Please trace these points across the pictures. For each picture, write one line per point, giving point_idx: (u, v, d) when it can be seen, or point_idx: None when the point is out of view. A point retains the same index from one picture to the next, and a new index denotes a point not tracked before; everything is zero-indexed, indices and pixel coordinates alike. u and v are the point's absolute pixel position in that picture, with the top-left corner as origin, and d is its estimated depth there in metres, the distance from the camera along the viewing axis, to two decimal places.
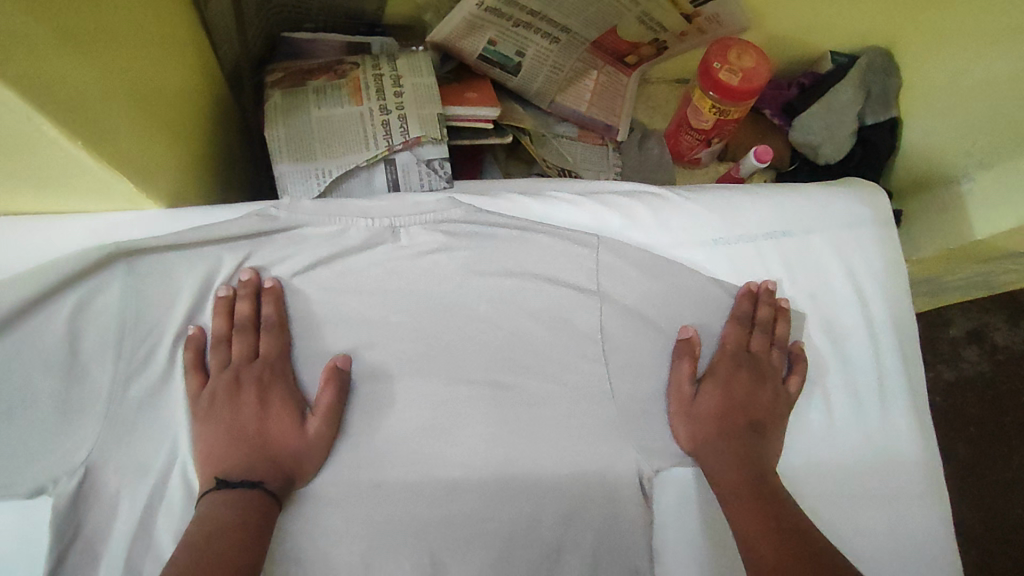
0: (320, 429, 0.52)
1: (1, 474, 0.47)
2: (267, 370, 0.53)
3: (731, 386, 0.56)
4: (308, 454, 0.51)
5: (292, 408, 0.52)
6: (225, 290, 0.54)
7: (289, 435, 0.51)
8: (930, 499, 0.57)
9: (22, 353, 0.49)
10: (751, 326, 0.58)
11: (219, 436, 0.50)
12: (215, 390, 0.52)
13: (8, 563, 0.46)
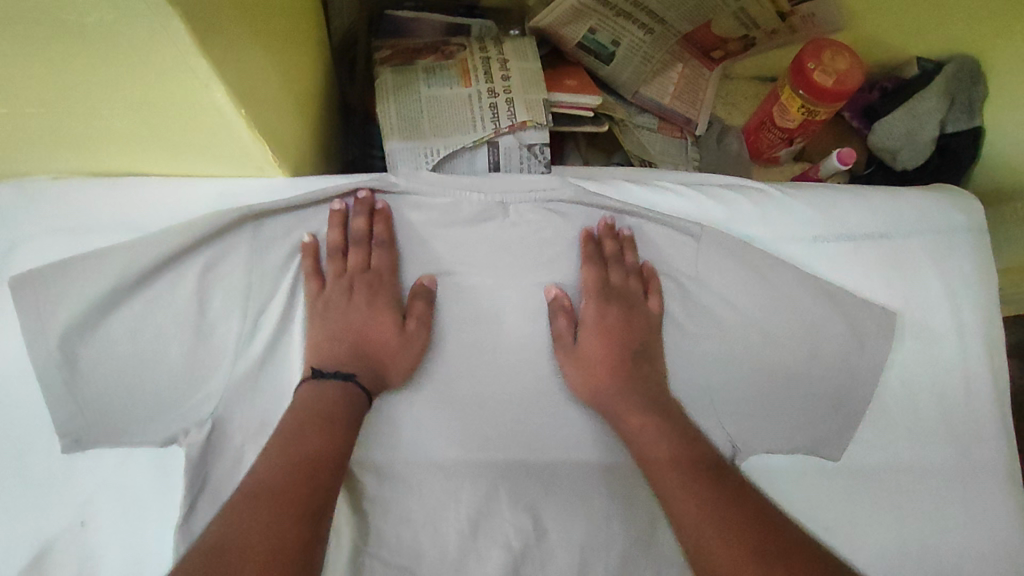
0: (414, 341, 0.54)
1: (139, 421, 0.51)
2: (379, 282, 0.55)
3: (609, 320, 0.56)
4: (402, 351, 0.54)
5: (389, 311, 0.54)
6: (342, 204, 0.56)
7: (387, 335, 0.54)
8: (1011, 504, 0.58)
9: (157, 307, 0.52)
10: (620, 268, 0.57)
11: (330, 328, 0.54)
12: (330, 286, 0.55)
13: (145, 504, 0.50)
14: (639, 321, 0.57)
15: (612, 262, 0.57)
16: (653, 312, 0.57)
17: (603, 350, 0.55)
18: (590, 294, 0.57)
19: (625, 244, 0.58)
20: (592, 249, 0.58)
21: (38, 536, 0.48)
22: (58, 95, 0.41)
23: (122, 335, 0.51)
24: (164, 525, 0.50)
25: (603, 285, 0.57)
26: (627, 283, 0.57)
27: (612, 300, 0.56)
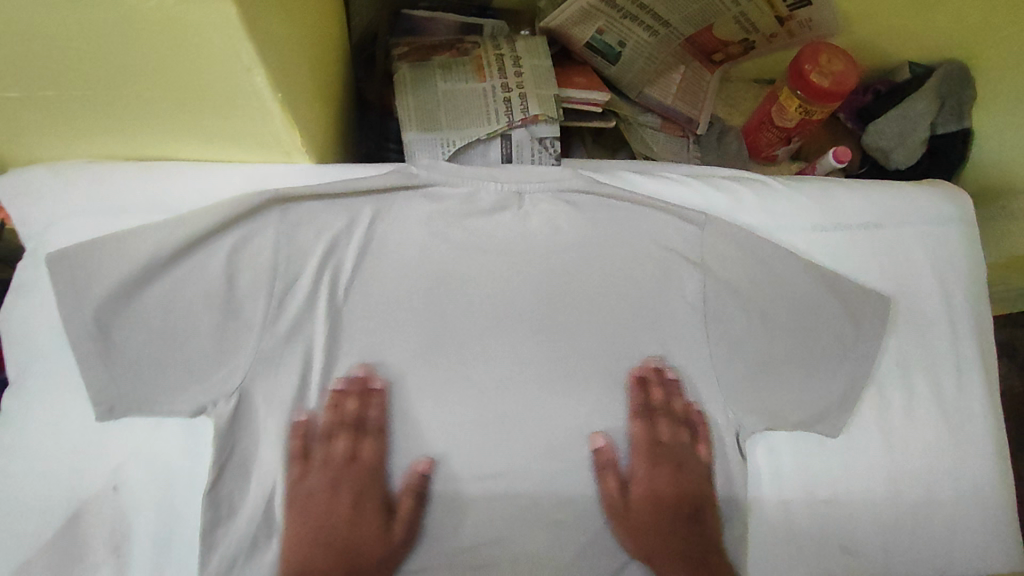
0: (400, 534, 0.54)
1: (169, 392, 0.53)
2: (365, 477, 0.55)
3: (656, 504, 0.57)
4: (385, 557, 0.54)
5: (382, 507, 0.55)
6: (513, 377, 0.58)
7: (372, 540, 0.54)
8: (1000, 480, 0.61)
9: (188, 285, 0.55)
10: (670, 419, 0.59)
11: (320, 525, 0.53)
12: (330, 510, 0.54)
13: (176, 470, 0.52)
14: (672, 483, 0.58)
15: (660, 413, 0.59)
16: (704, 459, 0.59)
17: (650, 517, 0.57)
18: (640, 453, 0.59)
19: (670, 389, 0.59)
20: (638, 423, 0.59)
21: (74, 498, 0.51)
22: (108, 77, 0.44)
23: (154, 309, 0.54)
24: (193, 492, 0.52)
25: (654, 441, 0.59)
26: (678, 434, 0.59)
27: (663, 462, 0.58)
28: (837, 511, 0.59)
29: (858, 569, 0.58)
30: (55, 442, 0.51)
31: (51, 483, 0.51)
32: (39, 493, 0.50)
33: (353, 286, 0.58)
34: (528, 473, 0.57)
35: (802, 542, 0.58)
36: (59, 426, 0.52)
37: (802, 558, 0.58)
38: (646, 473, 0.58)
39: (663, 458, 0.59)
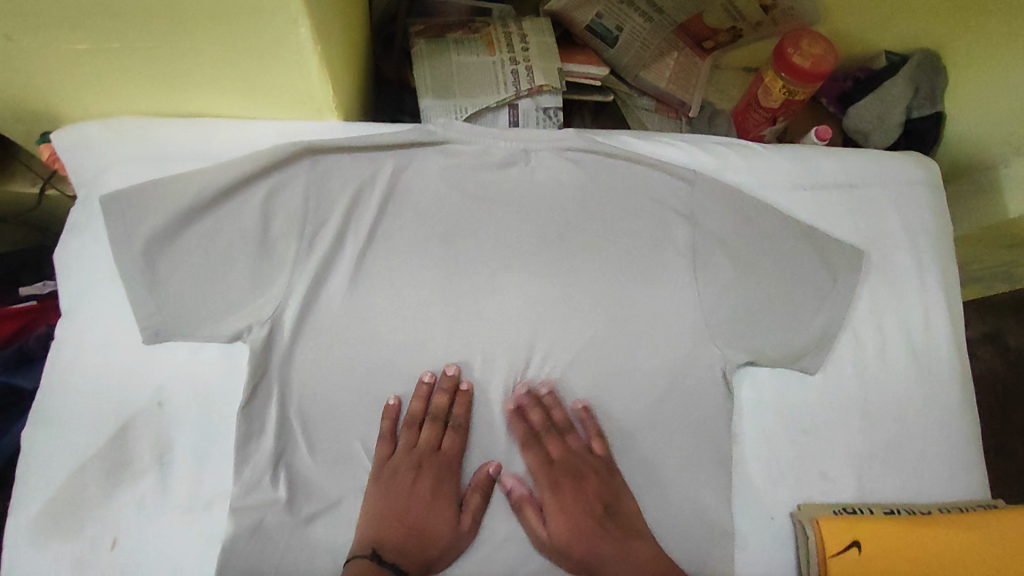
0: (470, 523, 0.58)
1: (210, 318, 0.58)
2: (444, 466, 0.60)
3: (568, 502, 0.60)
4: (448, 548, 0.57)
5: (449, 500, 0.59)
6: (523, 389, 0.62)
7: (443, 529, 0.57)
8: (964, 414, 0.67)
9: (226, 224, 0.60)
10: (555, 439, 0.62)
11: (405, 511, 0.57)
12: (408, 499, 0.58)
13: (215, 387, 0.58)
14: (586, 488, 0.60)
15: (547, 433, 0.61)
16: (597, 456, 0.62)
17: (573, 530, 0.59)
18: (539, 476, 0.61)
19: (548, 408, 0.62)
20: (558, 426, 0.62)
21: (121, 412, 0.56)
22: (170, 28, 0.50)
23: (194, 247, 0.59)
24: (230, 406, 0.58)
25: (547, 461, 0.61)
26: (565, 445, 0.62)
27: (561, 480, 0.61)
28: (815, 440, 0.64)
29: (835, 493, 0.63)
30: (105, 363, 0.57)
31: (101, 399, 0.56)
32: (90, 408, 0.56)
33: (376, 231, 0.63)
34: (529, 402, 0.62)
35: (782, 468, 0.63)
36: (108, 349, 0.57)
37: (784, 482, 0.63)
38: (551, 492, 0.60)
39: (564, 471, 0.61)
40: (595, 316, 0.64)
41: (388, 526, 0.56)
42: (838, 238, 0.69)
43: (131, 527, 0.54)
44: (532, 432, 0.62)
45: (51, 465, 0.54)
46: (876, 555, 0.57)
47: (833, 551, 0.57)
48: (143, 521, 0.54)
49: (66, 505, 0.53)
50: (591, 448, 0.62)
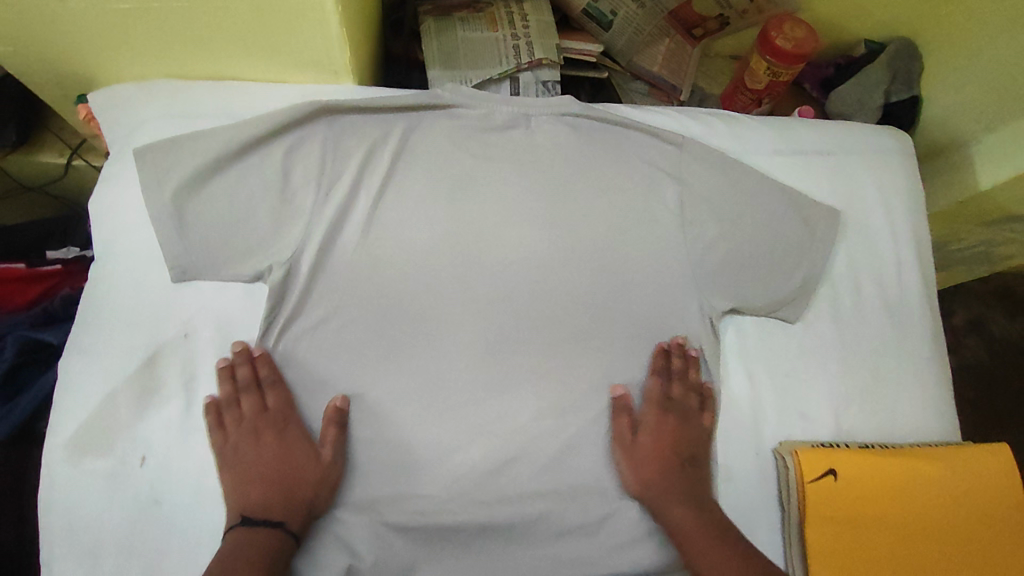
0: (328, 461, 0.61)
1: (233, 259, 0.63)
2: (279, 418, 0.62)
3: (663, 452, 0.65)
4: (320, 483, 0.60)
5: (299, 442, 0.61)
6: (223, 360, 0.61)
7: (308, 471, 0.60)
8: (934, 362, 0.72)
9: (248, 176, 0.65)
10: (682, 384, 0.67)
11: (266, 473, 0.60)
12: (267, 459, 0.60)
13: (240, 323, 0.63)
14: (688, 433, 0.67)
15: (675, 377, 0.67)
16: (706, 425, 0.67)
17: (658, 463, 0.65)
18: (650, 403, 0.67)
19: (691, 362, 0.68)
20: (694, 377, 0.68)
21: (151, 344, 0.60)
22: None
23: (218, 195, 0.64)
24: (252, 339, 0.62)
25: (664, 398, 0.67)
26: (684, 394, 0.67)
27: (669, 415, 0.67)
28: (796, 382, 0.69)
29: (813, 431, 0.68)
30: (135, 299, 0.61)
31: (132, 332, 0.61)
32: (121, 339, 0.60)
33: (387, 185, 0.68)
34: (529, 344, 0.67)
35: (764, 408, 0.68)
36: (138, 287, 0.62)
37: (766, 420, 0.68)
38: (654, 419, 0.66)
39: (672, 410, 0.67)
40: (590, 267, 0.69)
41: (256, 488, 0.59)
42: (817, 199, 0.74)
43: (161, 445, 0.59)
44: (531, 371, 0.66)
45: (87, 390, 0.59)
46: (850, 482, 0.62)
47: (811, 478, 0.62)
48: (171, 441, 0.59)
49: (100, 423, 0.58)
50: (703, 417, 0.67)
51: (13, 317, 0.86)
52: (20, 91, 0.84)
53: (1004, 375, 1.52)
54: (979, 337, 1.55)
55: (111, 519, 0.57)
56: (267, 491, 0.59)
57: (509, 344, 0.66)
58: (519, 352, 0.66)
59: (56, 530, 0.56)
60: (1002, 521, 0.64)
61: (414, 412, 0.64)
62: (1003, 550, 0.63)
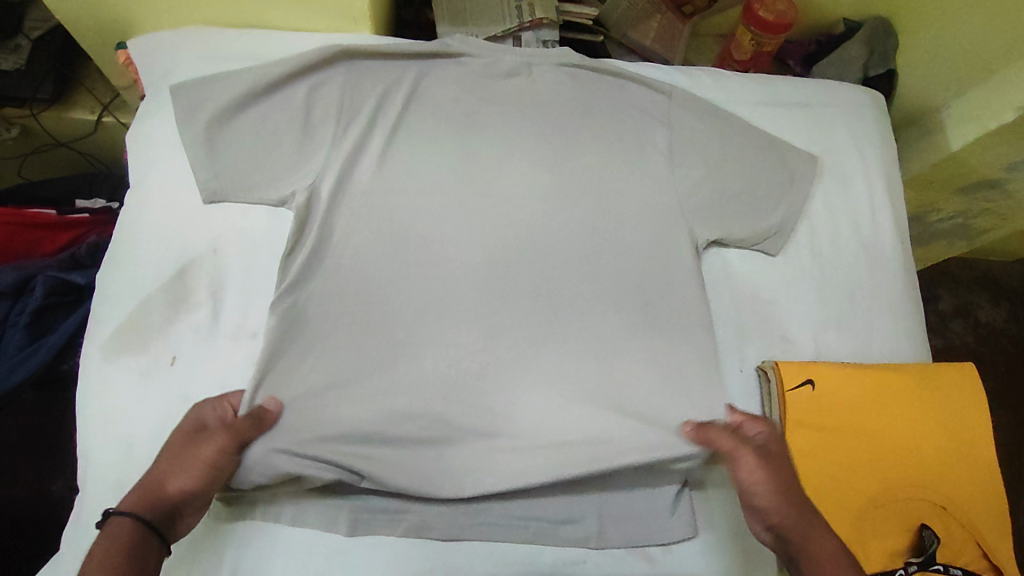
0: (197, 444, 0.57)
1: (258, 183, 0.68)
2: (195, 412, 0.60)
3: (780, 477, 0.61)
4: (176, 466, 0.56)
5: (196, 426, 0.58)
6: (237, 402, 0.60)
7: (176, 453, 0.56)
8: (907, 293, 0.78)
9: (273, 109, 0.70)
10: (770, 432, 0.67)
11: (162, 459, 0.57)
12: (173, 444, 0.57)
13: (264, 241, 0.68)
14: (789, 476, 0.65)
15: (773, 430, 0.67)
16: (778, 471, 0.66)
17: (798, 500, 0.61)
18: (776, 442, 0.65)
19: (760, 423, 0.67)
20: (769, 423, 0.65)
21: (183, 256, 0.66)
22: None
23: (246, 126, 0.69)
24: (275, 257, 0.68)
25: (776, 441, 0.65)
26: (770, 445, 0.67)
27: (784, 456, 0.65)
28: (777, 308, 0.74)
29: (794, 352, 0.73)
30: (169, 218, 0.67)
31: (165, 245, 0.66)
32: (157, 253, 0.66)
33: (401, 124, 0.73)
34: (531, 270, 0.72)
35: (749, 332, 0.73)
36: (173, 207, 0.67)
37: (750, 342, 0.73)
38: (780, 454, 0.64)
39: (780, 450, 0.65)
40: (588, 202, 0.75)
41: (154, 474, 0.56)
42: (796, 146, 0.80)
43: (189, 347, 0.63)
44: (532, 293, 0.71)
45: (123, 297, 0.64)
46: (825, 391, 0.66)
47: (789, 385, 0.66)
48: (200, 344, 0.64)
49: (134, 329, 0.63)
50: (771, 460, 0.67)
51: (45, 262, 0.92)
52: (59, 47, 0.91)
53: (988, 357, 1.56)
54: (965, 322, 1.60)
55: (142, 412, 0.60)
56: (147, 476, 0.56)
57: (513, 269, 0.71)
58: (524, 276, 0.71)
59: (93, 421, 0.60)
60: (975, 426, 0.67)
61: (426, 329, 0.68)
62: (967, 442, 0.67)
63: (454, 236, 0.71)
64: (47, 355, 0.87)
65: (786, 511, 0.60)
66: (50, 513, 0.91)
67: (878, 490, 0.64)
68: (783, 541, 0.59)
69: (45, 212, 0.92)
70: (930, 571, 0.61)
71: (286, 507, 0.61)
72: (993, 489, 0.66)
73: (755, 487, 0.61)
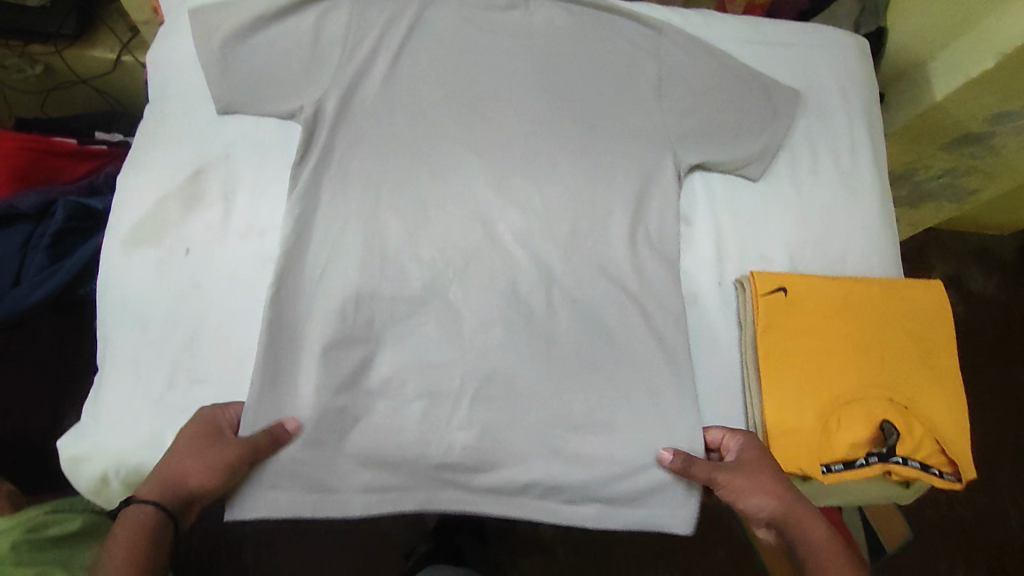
0: (219, 451, 0.59)
1: (269, 97, 0.72)
2: (198, 421, 0.60)
3: (764, 478, 0.64)
4: (201, 466, 0.58)
5: (212, 427, 0.60)
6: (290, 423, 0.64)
7: (198, 459, 0.58)
8: (882, 220, 0.81)
9: (283, 28, 0.74)
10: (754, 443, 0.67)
11: (174, 450, 0.59)
12: (183, 437, 0.59)
13: (274, 151, 0.72)
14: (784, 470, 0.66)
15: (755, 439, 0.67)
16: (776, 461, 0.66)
17: (783, 502, 0.63)
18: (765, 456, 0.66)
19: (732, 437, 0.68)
20: (745, 432, 0.67)
21: (197, 160, 0.70)
22: None
23: (257, 44, 0.73)
24: (282, 164, 0.72)
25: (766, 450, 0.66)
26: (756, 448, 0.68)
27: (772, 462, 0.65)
28: (757, 229, 0.78)
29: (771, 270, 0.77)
30: (184, 128, 0.72)
31: (180, 151, 0.70)
32: (172, 158, 0.70)
33: (405, 49, 0.77)
34: (523, 186, 0.76)
35: (729, 250, 0.77)
36: (189, 117, 0.72)
37: (729, 259, 0.77)
38: (764, 462, 0.65)
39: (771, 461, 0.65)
40: (581, 128, 0.78)
41: (171, 466, 0.58)
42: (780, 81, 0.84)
43: (201, 241, 0.67)
44: (524, 208, 0.75)
45: (141, 195, 0.68)
46: (796, 300, 0.70)
47: (763, 290, 0.70)
48: (211, 239, 0.68)
49: (150, 222, 0.67)
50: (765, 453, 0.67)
51: (66, 188, 0.97)
52: None
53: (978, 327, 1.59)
54: (956, 292, 1.62)
55: (157, 298, 0.65)
56: (164, 464, 0.59)
57: (507, 185, 0.75)
58: (518, 191, 0.75)
59: (113, 306, 0.65)
60: (937, 339, 0.72)
61: (423, 237, 0.72)
62: (933, 354, 0.71)
63: (453, 155, 0.75)
64: (65, 278, 0.91)
65: (778, 504, 0.63)
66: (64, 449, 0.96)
67: (847, 391, 0.68)
68: (784, 531, 0.63)
69: (68, 142, 0.99)
70: (890, 462, 0.67)
71: (291, 389, 0.66)
72: (953, 392, 0.70)
73: (738, 496, 0.63)
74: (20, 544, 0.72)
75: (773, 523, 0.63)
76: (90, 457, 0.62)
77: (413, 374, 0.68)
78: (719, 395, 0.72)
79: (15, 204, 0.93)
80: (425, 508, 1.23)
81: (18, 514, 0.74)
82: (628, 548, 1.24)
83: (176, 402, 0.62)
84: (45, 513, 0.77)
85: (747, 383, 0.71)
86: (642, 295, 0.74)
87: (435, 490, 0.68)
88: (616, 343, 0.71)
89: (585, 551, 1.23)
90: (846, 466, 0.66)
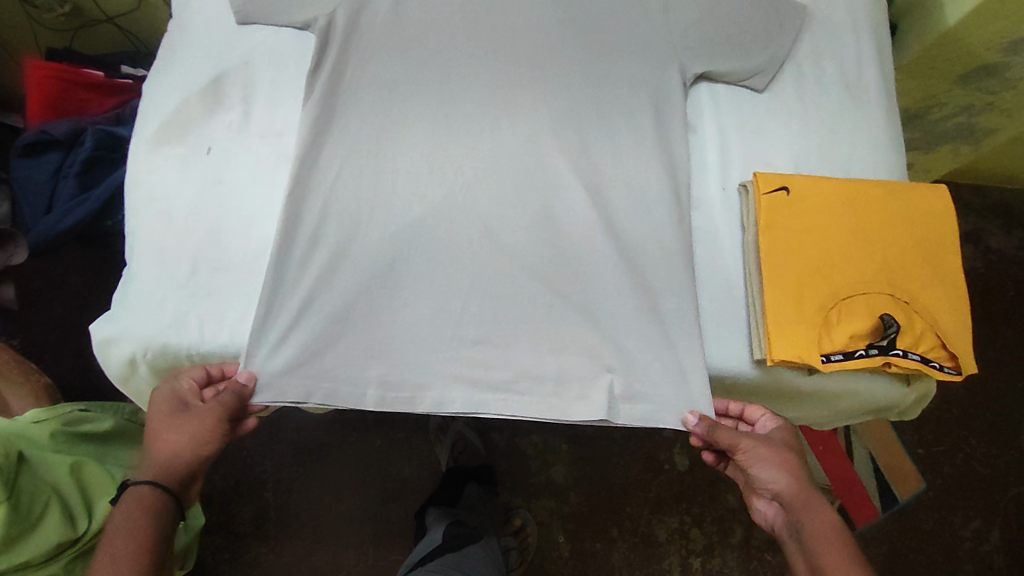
0: (201, 424, 0.64)
1: (283, 7, 0.73)
2: (172, 398, 0.64)
3: (783, 454, 0.68)
4: (189, 442, 0.64)
5: (176, 401, 0.64)
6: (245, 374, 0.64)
7: (183, 436, 0.64)
8: (888, 132, 0.82)
9: None
10: (774, 424, 0.71)
11: (160, 432, 0.65)
12: (161, 416, 0.64)
13: (292, 62, 0.75)
14: (796, 450, 0.69)
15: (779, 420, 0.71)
16: (791, 441, 0.70)
17: (790, 477, 0.66)
18: (785, 435, 0.70)
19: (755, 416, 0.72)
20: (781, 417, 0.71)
21: (217, 70, 0.74)
22: None
23: None
24: (298, 75, 0.75)
25: (786, 429, 0.70)
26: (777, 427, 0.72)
27: (786, 443, 0.69)
28: (761, 139, 0.79)
29: None
30: (207, 43, 0.76)
31: (201, 65, 0.75)
32: (195, 70, 0.74)
33: None
34: (530, 95, 0.76)
35: (732, 160, 0.79)
36: (211, 32, 0.76)
37: (733, 169, 0.78)
38: (781, 440, 0.69)
39: (785, 442, 0.69)
40: (589, 38, 0.78)
41: (162, 445, 0.64)
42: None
43: (221, 143, 0.72)
44: (531, 113, 0.75)
45: (165, 103, 0.73)
46: (799, 199, 0.72)
47: (765, 190, 0.72)
48: (232, 138, 0.73)
49: (175, 125, 0.72)
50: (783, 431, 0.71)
51: (94, 118, 1.01)
52: None
53: (1001, 286, 1.43)
54: (974, 248, 1.47)
55: (181, 194, 0.70)
56: (154, 446, 0.65)
57: (513, 94, 0.75)
58: (523, 99, 0.75)
59: (139, 204, 0.70)
60: (944, 237, 0.72)
61: (429, 142, 0.73)
62: (940, 251, 0.72)
63: (461, 64, 0.76)
64: (94, 205, 0.94)
65: (788, 480, 0.66)
66: (95, 386, 1.05)
67: (849, 286, 0.69)
68: (787, 509, 0.66)
69: (94, 74, 1.03)
70: (888, 354, 0.68)
71: (302, 286, 0.67)
72: (957, 288, 0.70)
73: (755, 461, 0.67)
74: (59, 433, 0.79)
75: (779, 498, 0.66)
76: (115, 340, 0.66)
77: (424, 269, 0.69)
78: (722, 296, 0.73)
79: (49, 130, 0.98)
80: (428, 455, 1.19)
81: (55, 410, 0.82)
82: (643, 493, 1.20)
83: (198, 287, 0.67)
84: (79, 412, 0.84)
85: (749, 280, 0.73)
86: (647, 201, 0.73)
87: (445, 384, 0.67)
88: (616, 244, 0.71)
89: (599, 496, 1.19)
90: (846, 356, 0.68)
